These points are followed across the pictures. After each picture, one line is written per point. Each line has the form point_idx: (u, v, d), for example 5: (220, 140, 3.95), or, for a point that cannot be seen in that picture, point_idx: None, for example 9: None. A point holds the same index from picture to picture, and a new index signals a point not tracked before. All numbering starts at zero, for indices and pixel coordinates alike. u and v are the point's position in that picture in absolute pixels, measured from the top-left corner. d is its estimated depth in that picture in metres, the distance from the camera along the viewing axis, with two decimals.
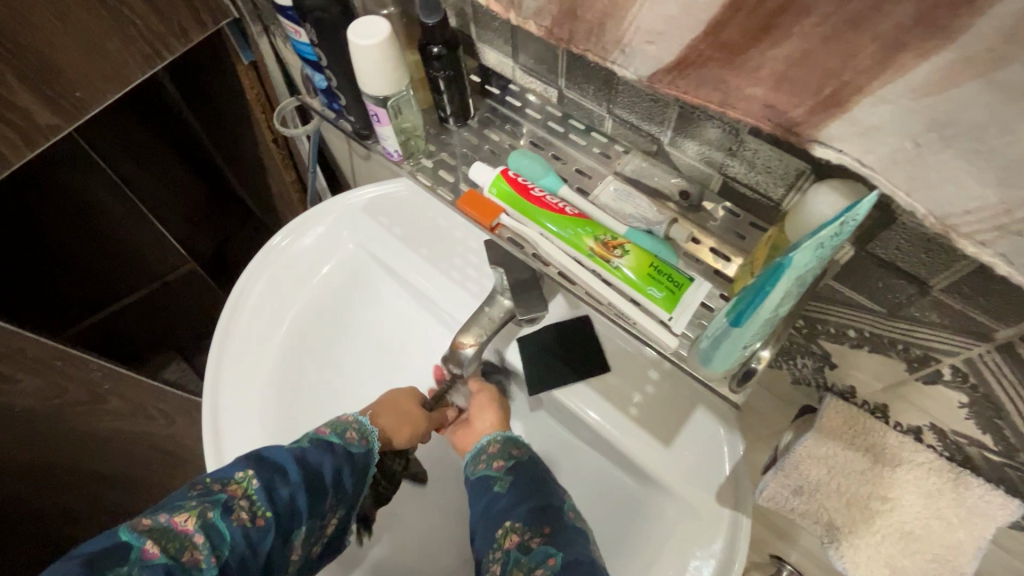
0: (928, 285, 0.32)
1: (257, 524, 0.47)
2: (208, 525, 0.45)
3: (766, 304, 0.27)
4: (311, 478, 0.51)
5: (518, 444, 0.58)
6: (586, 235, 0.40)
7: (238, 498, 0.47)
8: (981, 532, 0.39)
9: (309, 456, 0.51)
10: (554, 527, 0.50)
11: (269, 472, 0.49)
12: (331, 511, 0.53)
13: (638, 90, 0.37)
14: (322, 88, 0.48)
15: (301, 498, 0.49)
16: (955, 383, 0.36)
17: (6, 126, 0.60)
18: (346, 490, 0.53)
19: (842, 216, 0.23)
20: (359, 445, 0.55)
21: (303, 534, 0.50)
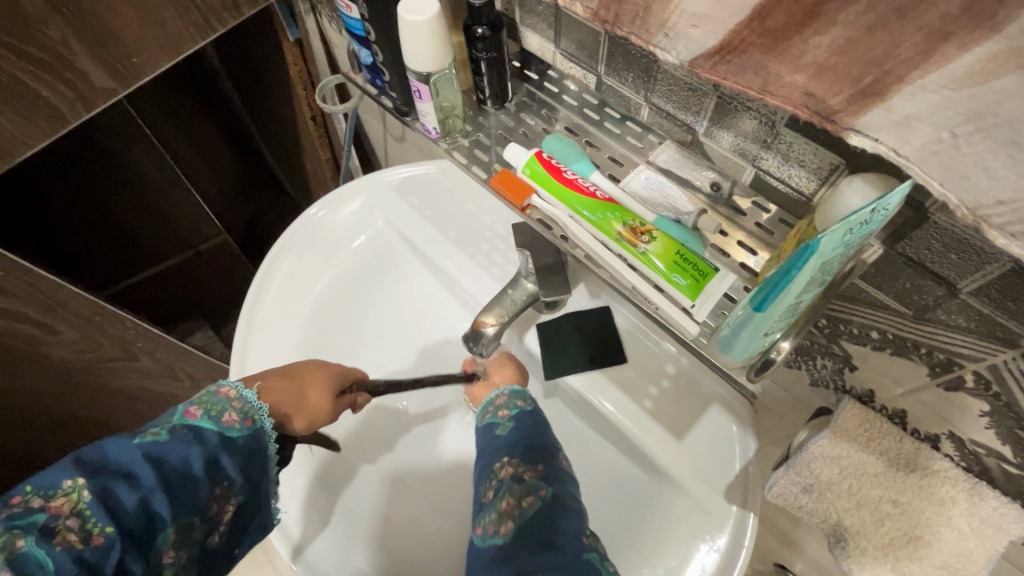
0: (957, 287, 0.32)
1: (93, 544, 0.39)
2: (18, 557, 0.37)
3: (791, 290, 0.27)
4: (172, 477, 0.43)
5: (524, 398, 0.59)
6: (615, 220, 0.41)
7: (64, 517, 0.39)
8: (994, 544, 0.39)
9: (166, 453, 0.44)
10: (547, 465, 0.51)
11: (109, 477, 0.41)
12: (216, 499, 0.46)
13: (676, 78, 0.37)
14: (367, 64, 0.49)
15: (156, 498, 0.42)
16: (977, 390, 0.36)
17: (66, 87, 0.63)
18: (231, 478, 0.47)
19: (873, 204, 0.24)
20: (240, 428, 0.48)
21: (174, 537, 0.43)
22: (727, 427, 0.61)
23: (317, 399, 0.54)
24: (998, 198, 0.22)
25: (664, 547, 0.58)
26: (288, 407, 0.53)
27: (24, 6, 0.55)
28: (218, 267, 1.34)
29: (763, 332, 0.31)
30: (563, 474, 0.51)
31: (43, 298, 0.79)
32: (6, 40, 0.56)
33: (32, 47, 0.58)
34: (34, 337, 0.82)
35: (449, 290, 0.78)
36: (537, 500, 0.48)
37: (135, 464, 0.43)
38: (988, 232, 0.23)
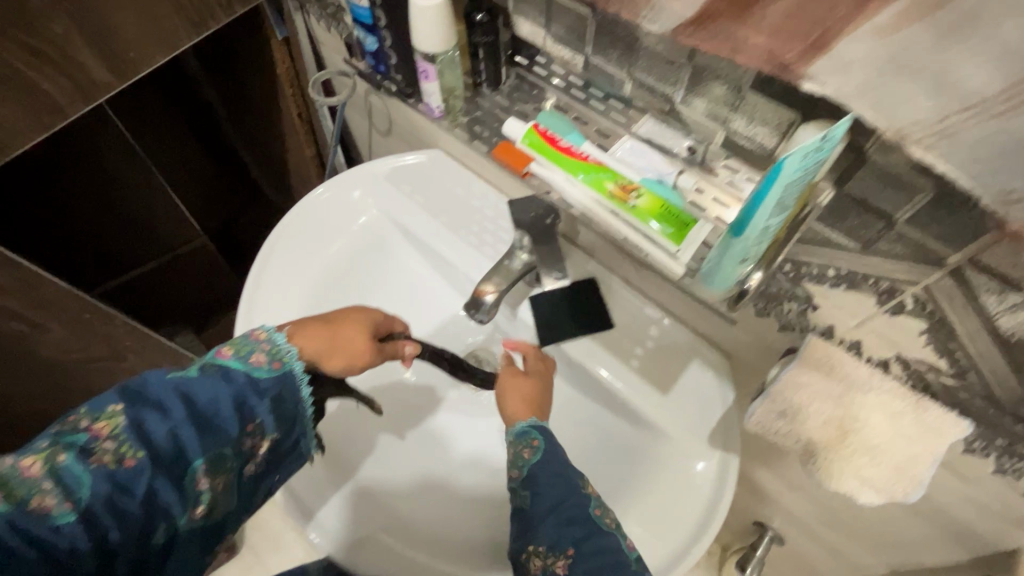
0: (894, 218, 0.38)
1: (126, 466, 0.43)
2: (58, 470, 0.41)
3: (762, 213, 0.33)
4: (202, 413, 0.46)
5: (535, 437, 0.56)
6: (607, 180, 0.47)
7: (102, 439, 0.43)
8: (937, 445, 0.45)
9: (195, 391, 0.47)
10: (577, 550, 0.49)
11: (143, 407, 0.45)
12: (246, 434, 0.49)
13: (656, 54, 0.43)
14: (371, 50, 0.53)
15: (185, 432, 0.45)
16: (915, 311, 0.43)
17: (67, 80, 0.65)
18: (258, 417, 0.49)
19: (824, 132, 0.29)
20: (267, 369, 0.50)
21: (204, 466, 0.46)
22: (708, 379, 0.67)
23: (359, 345, 0.56)
24: None
25: (652, 496, 0.64)
26: (328, 355, 0.55)
27: (29, 0, 0.57)
28: (196, 270, 1.32)
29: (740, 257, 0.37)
30: (589, 531, 0.50)
31: (36, 295, 0.78)
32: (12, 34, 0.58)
33: (36, 41, 0.60)
34: (23, 334, 0.81)
35: (441, 273, 0.82)
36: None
37: (167, 397, 0.46)
38: (905, 148, 0.30)
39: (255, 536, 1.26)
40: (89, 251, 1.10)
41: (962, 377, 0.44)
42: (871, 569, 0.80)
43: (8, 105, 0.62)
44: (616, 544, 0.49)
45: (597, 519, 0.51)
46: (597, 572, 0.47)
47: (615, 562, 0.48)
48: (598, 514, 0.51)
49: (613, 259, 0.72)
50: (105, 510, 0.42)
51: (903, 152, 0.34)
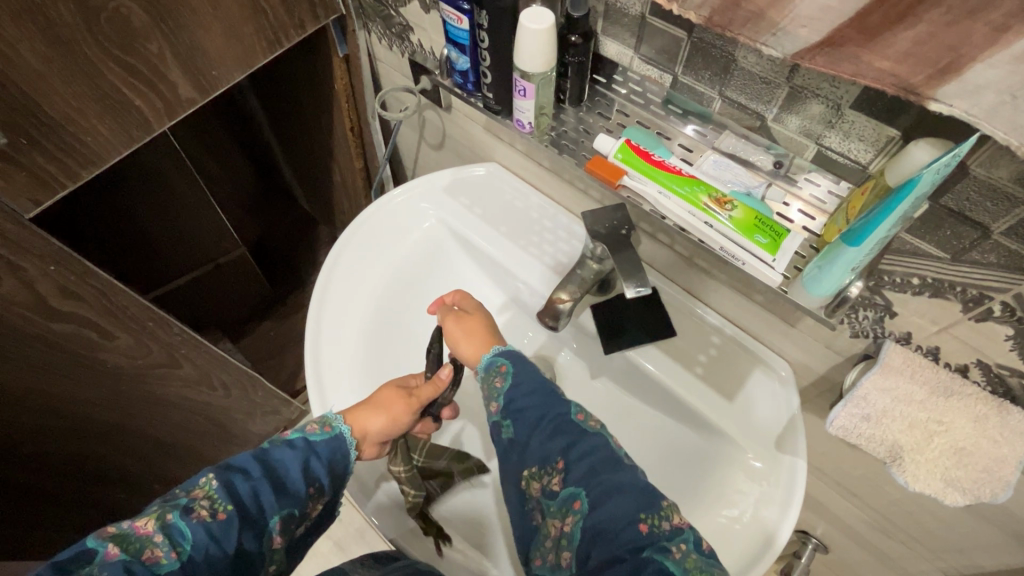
0: (990, 229, 0.41)
1: (218, 519, 0.46)
2: (168, 526, 0.45)
3: (885, 223, 0.38)
4: (275, 474, 0.51)
5: (503, 363, 0.59)
6: (701, 193, 0.50)
7: (199, 498, 0.47)
8: (1023, 449, 0.47)
9: (272, 454, 0.52)
10: (569, 461, 0.50)
11: (230, 472, 0.49)
12: (313, 498, 0.53)
13: (752, 74, 0.45)
14: (463, 68, 0.57)
15: (264, 490, 0.50)
16: (1004, 318, 0.44)
17: (157, 97, 0.67)
18: (321, 479, 0.54)
19: (952, 152, 0.34)
20: (321, 433, 0.56)
21: (278, 523, 0.50)
22: (772, 385, 0.68)
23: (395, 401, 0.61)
24: None
25: (723, 502, 0.65)
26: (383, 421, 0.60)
27: (132, 20, 0.60)
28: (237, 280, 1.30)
29: (851, 264, 0.42)
30: (575, 435, 0.51)
31: (106, 304, 0.80)
32: (114, 53, 0.60)
33: (133, 60, 0.62)
34: (93, 342, 0.82)
35: (498, 282, 0.84)
36: (577, 517, 0.47)
37: (249, 463, 0.51)
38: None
39: None
40: (142, 263, 1.10)
41: None
42: None
43: (103, 121, 0.64)
44: (603, 444, 0.51)
45: (578, 423, 0.53)
46: (589, 472, 0.48)
47: (608, 463, 0.49)
48: (580, 419, 0.53)
49: (675, 269, 0.73)
50: (202, 562, 0.45)
51: (1009, 165, 0.38)
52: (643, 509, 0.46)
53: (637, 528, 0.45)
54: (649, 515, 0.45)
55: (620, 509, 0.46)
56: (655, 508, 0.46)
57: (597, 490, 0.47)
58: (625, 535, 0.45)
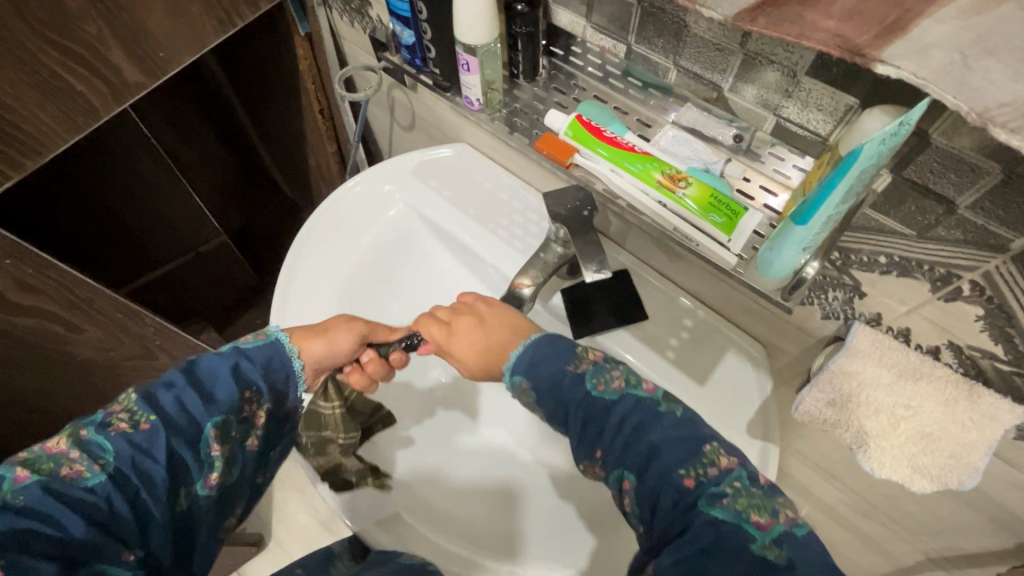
0: (956, 203, 0.39)
1: (142, 430, 0.44)
2: (83, 442, 0.43)
3: (831, 199, 0.36)
4: (198, 377, 0.47)
5: (520, 379, 0.52)
6: (654, 170, 0.48)
7: (116, 413, 0.44)
8: (993, 433, 0.45)
9: (196, 364, 0.48)
10: (606, 446, 0.47)
11: (151, 387, 0.46)
12: (248, 402, 0.49)
13: (705, 41, 0.43)
14: (408, 43, 0.57)
15: (189, 398, 0.46)
16: (973, 297, 0.42)
17: (101, 81, 0.65)
18: (257, 386, 0.49)
19: (899, 119, 0.32)
20: (253, 341, 0.52)
21: (215, 429, 0.46)
22: (745, 371, 0.65)
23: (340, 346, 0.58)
24: (999, 102, 0.29)
25: None
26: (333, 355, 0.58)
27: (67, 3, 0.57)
28: (219, 267, 1.29)
29: (802, 244, 0.41)
30: (604, 408, 0.48)
31: (71, 298, 0.78)
32: (49, 36, 0.57)
33: (72, 43, 0.59)
34: (59, 335, 0.81)
35: (471, 267, 0.81)
36: (631, 496, 0.45)
37: (170, 373, 0.47)
38: (993, 131, 0.29)
39: (282, 531, 1.23)
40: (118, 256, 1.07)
41: (1020, 364, 0.43)
42: (921, 568, 0.76)
43: (44, 108, 0.61)
44: (636, 404, 0.47)
45: (602, 394, 0.48)
46: (627, 450, 0.46)
47: (644, 415, 0.47)
48: (600, 388, 0.49)
49: (646, 250, 0.70)
50: (132, 472, 0.42)
51: (971, 134, 0.35)
52: (683, 463, 0.43)
53: (682, 484, 0.42)
54: (691, 468, 0.43)
55: (661, 473, 0.43)
56: (698, 455, 0.44)
57: (636, 466, 0.45)
58: (671, 498, 0.42)
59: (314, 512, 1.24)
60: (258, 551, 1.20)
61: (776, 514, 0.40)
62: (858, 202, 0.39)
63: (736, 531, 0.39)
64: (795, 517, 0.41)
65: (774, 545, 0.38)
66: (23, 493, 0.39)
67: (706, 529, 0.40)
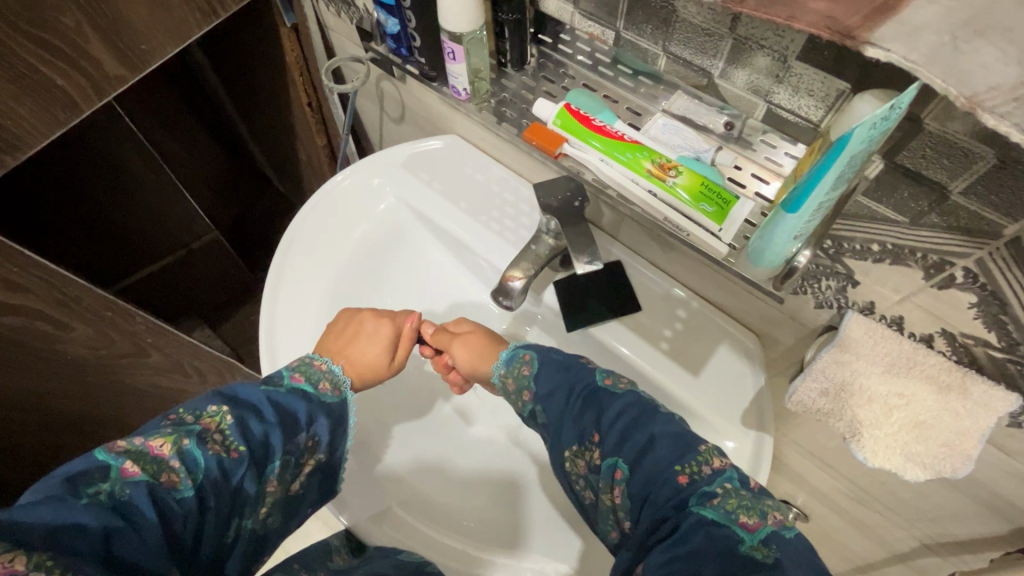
0: (949, 189, 0.38)
1: (231, 456, 0.44)
2: (184, 452, 0.42)
3: (823, 186, 0.36)
4: (285, 416, 0.49)
5: (525, 351, 0.58)
6: (644, 159, 0.48)
7: (212, 431, 0.45)
8: (986, 420, 0.44)
9: (282, 402, 0.50)
10: (603, 433, 0.48)
11: (245, 411, 0.47)
12: (309, 450, 0.50)
13: (694, 26, 0.42)
14: (393, 33, 0.56)
15: (273, 435, 0.47)
16: (966, 285, 0.41)
17: (80, 74, 0.63)
18: (321, 437, 0.51)
19: (890, 103, 0.31)
20: (332, 395, 0.54)
21: (279, 469, 0.47)
22: (739, 361, 0.65)
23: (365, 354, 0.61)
24: (991, 86, 0.28)
25: None
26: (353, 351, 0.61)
27: None
28: (211, 264, 1.27)
29: (794, 232, 0.40)
30: (606, 398, 0.50)
31: (59, 296, 0.77)
32: (25, 29, 0.56)
33: (49, 36, 0.58)
34: (48, 334, 0.80)
35: (463, 260, 0.80)
36: (623, 487, 0.45)
37: (261, 404, 0.48)
38: (982, 116, 0.30)
39: None
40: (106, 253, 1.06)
41: (1013, 351, 0.42)
42: (916, 555, 0.76)
43: (22, 102, 0.60)
44: (637, 401, 0.49)
45: (607, 387, 0.51)
46: (624, 439, 0.46)
47: (644, 411, 0.48)
48: (608, 383, 0.51)
49: (639, 241, 0.69)
50: (212, 494, 0.42)
51: (962, 117, 0.34)
52: (678, 460, 0.44)
53: (677, 481, 0.43)
54: (687, 465, 0.43)
55: (656, 465, 0.44)
56: (694, 453, 0.44)
57: (632, 453, 0.45)
58: (666, 492, 0.42)
59: None
60: None
61: (765, 516, 0.40)
62: (851, 188, 0.38)
63: (726, 531, 0.39)
64: (784, 521, 0.41)
65: (762, 546, 0.38)
66: (127, 489, 0.39)
67: (697, 530, 0.39)
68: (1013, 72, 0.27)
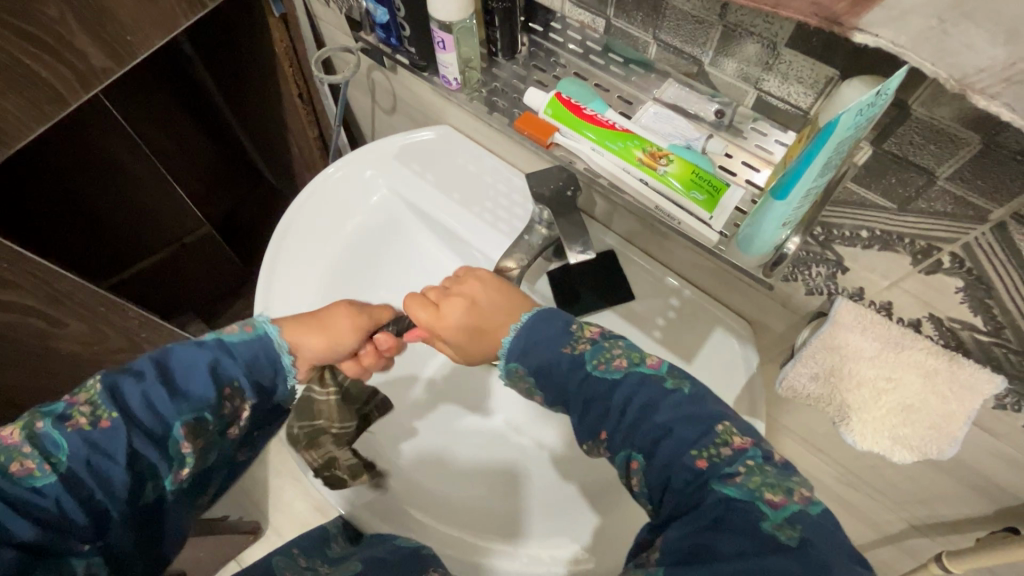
0: (935, 175, 0.38)
1: (102, 427, 0.43)
2: (35, 436, 0.42)
3: (811, 172, 0.36)
4: (170, 373, 0.46)
5: (516, 366, 0.53)
6: (635, 148, 0.48)
7: (78, 406, 0.44)
8: (971, 403, 0.45)
9: (171, 356, 0.46)
10: (611, 428, 0.47)
11: (119, 377, 0.45)
12: (222, 399, 0.47)
13: (683, 14, 0.42)
14: (383, 22, 0.56)
15: (157, 395, 0.45)
16: (953, 269, 0.42)
17: (66, 67, 0.62)
18: (236, 381, 0.48)
19: (877, 90, 0.31)
20: (240, 334, 0.49)
21: (183, 429, 0.46)
22: (733, 348, 0.65)
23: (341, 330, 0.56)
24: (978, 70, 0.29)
25: None
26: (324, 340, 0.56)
27: None
28: (206, 258, 1.27)
29: (784, 219, 0.40)
30: (608, 387, 0.48)
31: (50, 292, 0.76)
32: (6, 20, 0.55)
33: (33, 27, 0.57)
34: (41, 330, 0.79)
35: (456, 251, 0.80)
36: (640, 476, 0.46)
37: (143, 367, 0.45)
38: (972, 97, 0.30)
39: (279, 518, 1.23)
40: (100, 251, 1.06)
41: (999, 335, 0.43)
42: (905, 536, 0.78)
43: (7, 96, 0.59)
44: (640, 381, 0.48)
45: (604, 374, 0.49)
46: (635, 434, 0.46)
47: (652, 396, 0.47)
48: (600, 368, 0.49)
49: (632, 230, 0.69)
50: (85, 472, 0.42)
51: (950, 103, 0.35)
52: (695, 444, 0.43)
53: (695, 466, 0.43)
54: (704, 449, 0.43)
55: (673, 454, 0.44)
56: (710, 437, 0.44)
57: (646, 447, 0.45)
58: (684, 478, 0.43)
59: (310, 498, 1.25)
60: (256, 538, 1.20)
61: (791, 493, 0.40)
62: (840, 173, 0.38)
63: (750, 508, 0.39)
64: (809, 496, 0.41)
65: (788, 526, 0.38)
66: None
67: (718, 506, 0.40)
68: (1000, 56, 0.28)
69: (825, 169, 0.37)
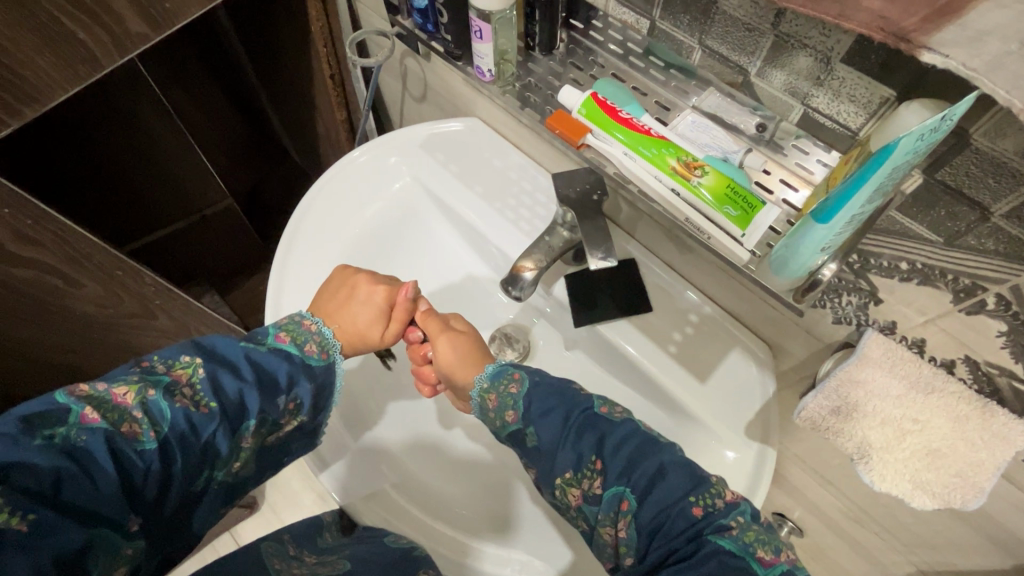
0: (990, 210, 0.37)
1: (201, 411, 0.42)
2: (148, 403, 0.41)
3: (857, 201, 0.34)
4: (264, 378, 0.47)
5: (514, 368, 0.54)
6: (670, 156, 0.46)
7: (181, 384, 0.43)
8: (1001, 453, 0.43)
9: (259, 360, 0.47)
10: (605, 458, 0.45)
11: (217, 364, 0.45)
12: (288, 414, 0.48)
13: (734, 20, 0.41)
14: (421, 8, 0.55)
15: (249, 393, 0.45)
16: (997, 312, 0.39)
17: (103, 30, 0.62)
18: (304, 398, 0.49)
19: (942, 114, 0.30)
20: (318, 358, 0.52)
21: (255, 427, 0.46)
22: (750, 371, 0.63)
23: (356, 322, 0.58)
24: None
25: None
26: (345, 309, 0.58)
27: None
28: (224, 232, 1.28)
29: (822, 245, 0.38)
30: (606, 426, 0.47)
31: (70, 252, 0.76)
32: None
33: None
34: (58, 289, 0.80)
35: (473, 246, 0.79)
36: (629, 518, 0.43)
37: (238, 360, 0.46)
38: None
39: (274, 495, 1.23)
40: (118, 214, 1.07)
41: None
42: None
43: (43, 53, 0.60)
44: (638, 429, 0.47)
45: (604, 414, 0.48)
46: (630, 469, 0.44)
47: (646, 440, 0.46)
48: (605, 410, 0.49)
49: (655, 240, 0.67)
50: (177, 446, 0.41)
51: (1016, 135, 0.33)
52: (692, 491, 0.42)
53: (692, 514, 0.41)
54: (700, 496, 0.42)
55: (671, 503, 0.42)
56: (705, 486, 0.43)
57: (641, 485, 0.43)
58: (681, 523, 0.41)
59: (306, 479, 1.25)
60: (250, 514, 1.21)
61: (780, 552, 0.39)
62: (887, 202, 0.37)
63: (742, 564, 0.38)
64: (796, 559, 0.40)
65: None
66: (84, 435, 0.38)
67: (712, 557, 0.38)
68: None
69: (872, 197, 0.35)
